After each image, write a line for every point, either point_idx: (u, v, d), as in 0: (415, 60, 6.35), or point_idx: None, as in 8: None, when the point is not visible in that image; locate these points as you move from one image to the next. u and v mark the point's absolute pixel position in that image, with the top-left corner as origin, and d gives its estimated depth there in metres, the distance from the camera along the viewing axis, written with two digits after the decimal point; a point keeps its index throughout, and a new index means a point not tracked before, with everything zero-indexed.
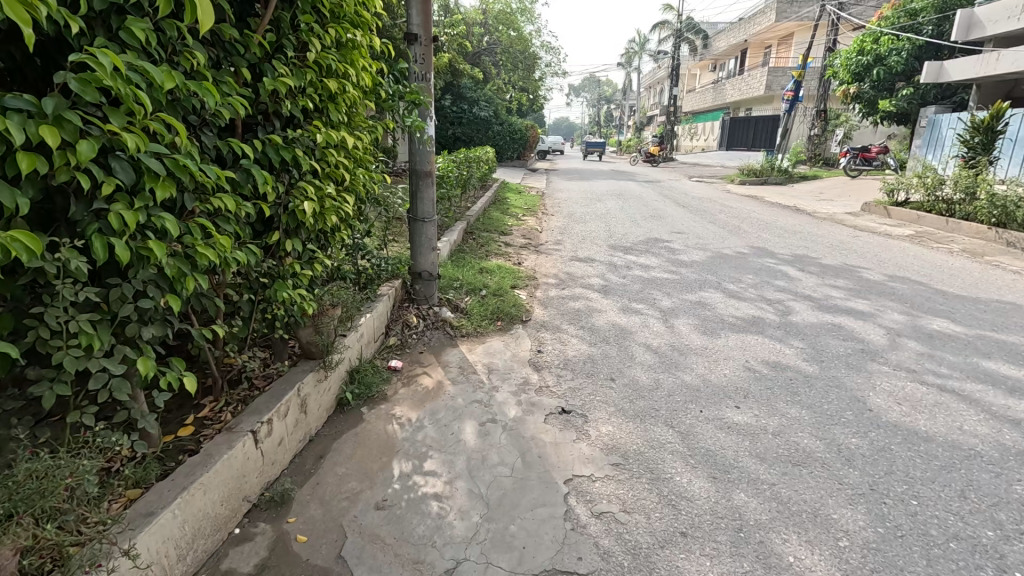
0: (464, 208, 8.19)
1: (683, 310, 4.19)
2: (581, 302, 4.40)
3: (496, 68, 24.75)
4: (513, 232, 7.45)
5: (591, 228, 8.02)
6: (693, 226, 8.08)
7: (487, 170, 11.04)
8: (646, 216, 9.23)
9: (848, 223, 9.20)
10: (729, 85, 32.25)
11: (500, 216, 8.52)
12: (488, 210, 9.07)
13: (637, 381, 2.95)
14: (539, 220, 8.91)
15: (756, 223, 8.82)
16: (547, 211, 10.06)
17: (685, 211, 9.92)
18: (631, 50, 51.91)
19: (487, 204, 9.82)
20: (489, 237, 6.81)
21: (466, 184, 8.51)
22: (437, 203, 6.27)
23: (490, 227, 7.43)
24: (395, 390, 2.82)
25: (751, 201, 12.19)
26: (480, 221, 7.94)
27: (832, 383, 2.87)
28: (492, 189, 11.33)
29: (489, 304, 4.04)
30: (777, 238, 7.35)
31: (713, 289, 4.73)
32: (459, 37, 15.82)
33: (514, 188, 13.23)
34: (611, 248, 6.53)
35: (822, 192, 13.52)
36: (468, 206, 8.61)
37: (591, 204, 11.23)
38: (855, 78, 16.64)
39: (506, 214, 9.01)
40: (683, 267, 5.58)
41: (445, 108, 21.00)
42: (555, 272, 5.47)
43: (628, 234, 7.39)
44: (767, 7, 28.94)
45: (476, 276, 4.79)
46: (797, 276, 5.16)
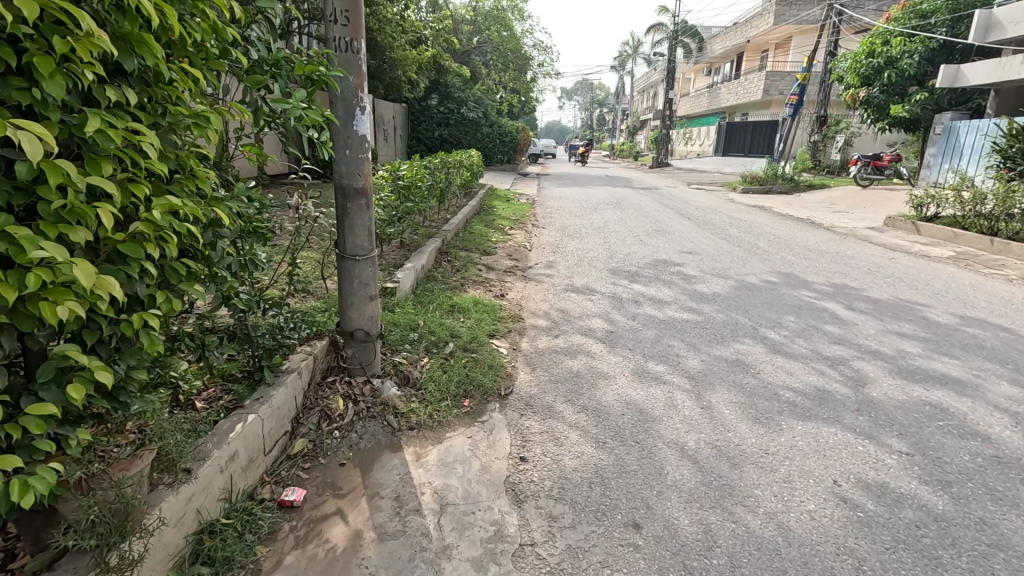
0: (441, 222, 7.06)
1: (718, 374, 3.11)
2: (580, 361, 3.30)
3: (485, 68, 23.76)
4: (497, 251, 6.33)
5: (588, 246, 6.94)
6: (706, 245, 7.03)
7: (471, 177, 9.92)
8: (648, 230, 8.19)
9: (876, 240, 8.21)
10: (726, 89, 31.43)
11: (483, 231, 7.39)
12: (471, 223, 7.97)
13: (675, 533, 1.85)
14: (528, 235, 7.80)
15: (775, 240, 7.78)
16: (537, 223, 9.00)
17: (691, 225, 8.90)
18: (624, 53, 51.24)
19: (471, 215, 8.69)
20: (467, 259, 5.67)
21: (444, 195, 7.36)
22: (404, 218, 5.16)
23: (471, 244, 6.33)
24: (277, 561, 1.70)
25: (761, 213, 11.20)
26: (460, 236, 6.85)
27: (988, 543, 1.79)
28: (478, 197, 10.26)
29: (455, 370, 2.93)
30: (803, 260, 6.34)
31: (751, 338, 3.66)
32: (445, 33, 14.77)
33: (502, 195, 12.18)
34: (614, 274, 5.44)
35: (834, 202, 12.59)
36: (447, 219, 7.47)
37: (586, 214, 10.16)
38: (864, 81, 15.73)
39: (490, 227, 7.92)
40: (705, 303, 4.49)
41: (431, 108, 19.97)
42: (545, 308, 4.38)
43: (632, 255, 6.31)
44: (766, 9, 28.11)
45: (443, 320, 3.70)
46: (850, 318, 4.11)
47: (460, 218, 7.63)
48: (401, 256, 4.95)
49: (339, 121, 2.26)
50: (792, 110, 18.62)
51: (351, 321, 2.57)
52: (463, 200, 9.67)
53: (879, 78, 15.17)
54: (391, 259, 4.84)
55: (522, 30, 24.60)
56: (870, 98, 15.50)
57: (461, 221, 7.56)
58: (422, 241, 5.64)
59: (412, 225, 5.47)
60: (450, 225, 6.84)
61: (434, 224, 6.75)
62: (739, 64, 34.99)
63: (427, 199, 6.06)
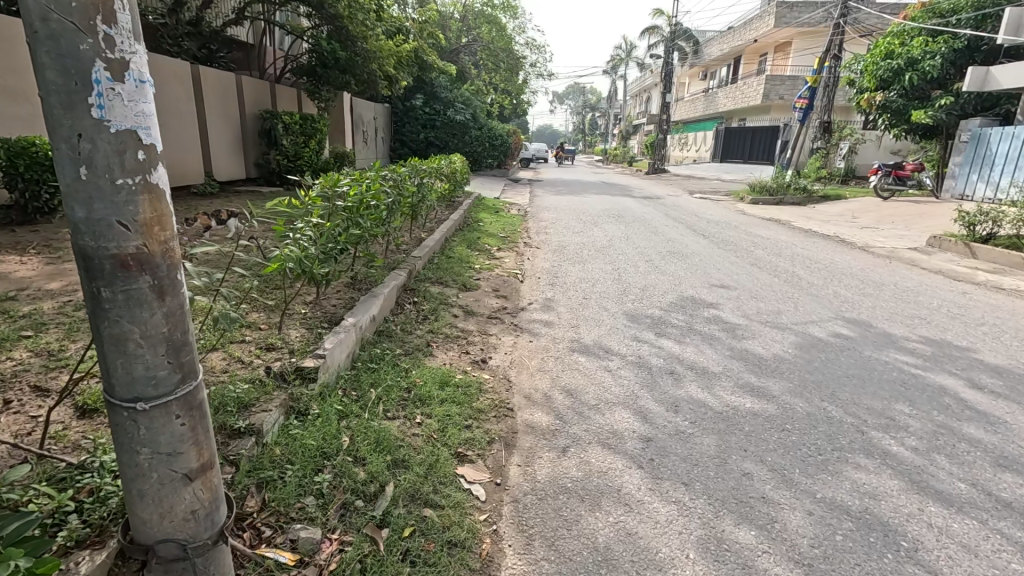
0: (411, 244, 5.72)
1: (849, 554, 1.80)
2: (608, 518, 1.96)
3: (476, 69, 22.54)
4: (480, 285, 5.00)
5: (593, 275, 5.63)
6: (737, 274, 5.74)
7: (453, 186, 8.63)
8: (662, 252, 6.93)
9: (928, 265, 6.99)
10: (723, 93, 30.47)
11: (464, 255, 6.05)
12: (451, 243, 6.66)
13: None
14: (519, 259, 6.48)
15: (813, 266, 6.53)
16: (529, 242, 7.73)
17: (710, 244, 7.66)
18: (617, 57, 50.39)
19: (452, 233, 7.36)
20: (440, 301, 4.31)
21: (415, 211, 5.98)
22: (353, 250, 3.82)
23: (447, 276, 5.00)
24: None
25: (780, 228, 9.98)
26: (435, 261, 5.52)
27: None
28: (462, 209, 8.96)
29: (386, 574, 1.59)
30: (863, 297, 5.08)
31: (865, 456, 2.37)
32: (429, 26, 13.47)
33: (491, 206, 10.89)
34: (633, 322, 4.13)
35: (856, 216, 11.44)
36: (420, 239, 6.12)
37: (586, 229, 8.87)
38: (880, 84, 14.62)
39: (474, 249, 6.62)
40: (768, 376, 3.20)
41: (416, 108, 18.67)
42: (546, 384, 3.06)
43: (652, 291, 5.01)
44: (766, 11, 27.19)
45: (386, 428, 2.36)
46: (986, 407, 2.84)
47: (437, 237, 6.29)
48: (345, 305, 3.58)
49: (45, 98, 0.91)
50: (800, 115, 17.55)
51: (146, 527, 1.21)
52: (443, 213, 8.34)
53: (897, 81, 14.03)
54: (331, 311, 3.47)
55: (514, 29, 23.42)
56: (887, 103, 14.39)
57: (438, 242, 6.22)
58: (381, 277, 4.25)
59: (362, 254, 4.06)
60: (423, 249, 5.48)
61: (400, 249, 5.37)
62: (736, 67, 34.03)
63: (387, 218, 4.65)
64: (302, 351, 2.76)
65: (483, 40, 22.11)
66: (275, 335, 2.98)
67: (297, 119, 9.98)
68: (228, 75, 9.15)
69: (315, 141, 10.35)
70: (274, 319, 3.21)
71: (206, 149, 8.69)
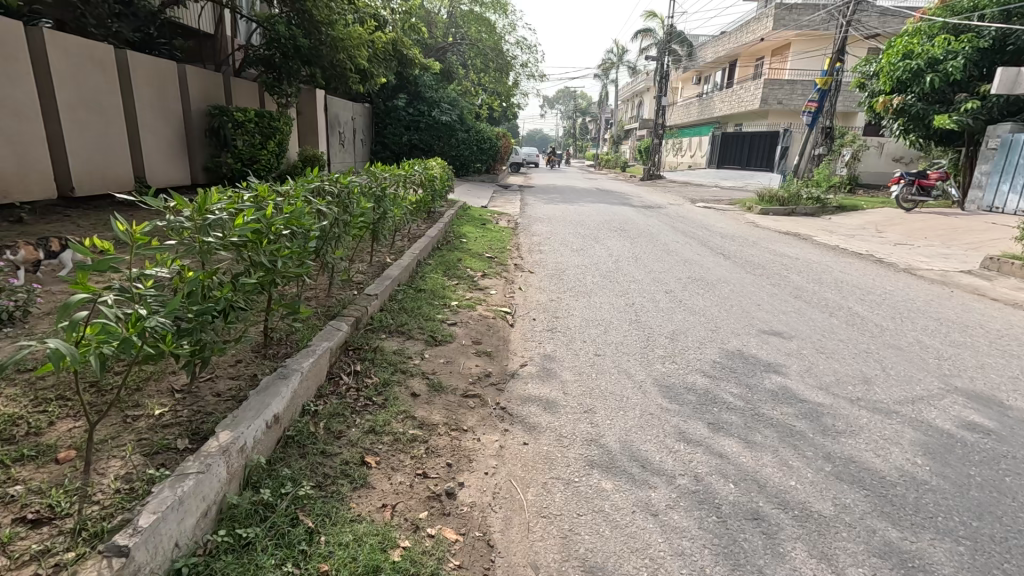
0: (367, 276, 4.42)
1: None
2: None
3: (464, 69, 21.35)
4: (455, 335, 3.72)
5: (604, 316, 4.37)
6: (784, 315, 4.53)
7: (431, 197, 7.36)
8: (681, 279, 5.71)
9: (998, 295, 5.83)
10: (720, 98, 29.55)
11: (438, 287, 4.76)
12: (424, 268, 5.37)
13: None
14: (509, 289, 5.21)
15: (868, 298, 5.33)
16: (519, 264, 6.48)
17: (734, 268, 6.46)
18: (608, 62, 49.61)
19: (427, 254, 6.07)
20: (395, 367, 3.03)
21: (375, 232, 4.68)
22: (255, 306, 2.52)
23: (411, 323, 3.72)
24: None
25: (804, 244, 8.83)
26: (398, 297, 4.23)
27: None
28: (441, 223, 7.69)
29: None
30: (963, 350, 3.86)
31: None
32: (410, 16, 12.20)
33: (478, 217, 9.63)
34: (671, 403, 2.88)
35: (881, 230, 10.35)
36: (383, 267, 4.83)
37: (586, 247, 7.63)
38: (897, 86, 13.62)
39: (452, 276, 5.33)
40: (915, 527, 1.95)
41: (399, 109, 17.40)
42: (554, 557, 1.79)
43: (686, 343, 3.77)
44: (764, 14, 26.33)
45: None
46: None
47: (405, 263, 4.99)
48: (232, 397, 2.28)
49: None
50: (808, 119, 16.48)
51: None
52: (418, 229, 7.08)
53: (917, 83, 13.02)
54: (207, 411, 2.17)
55: (504, 27, 22.29)
56: (905, 106, 13.38)
57: (406, 269, 4.92)
58: (308, 335, 2.96)
59: (274, 304, 2.76)
60: (381, 282, 4.18)
61: (349, 286, 4.07)
62: (732, 71, 33.16)
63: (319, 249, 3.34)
64: (91, 533, 1.46)
65: (470, 38, 20.92)
66: (71, 480, 1.67)
67: (251, 117, 8.63)
68: (166, 62, 7.78)
69: (274, 142, 9.01)
70: (92, 435, 1.90)
71: (135, 149, 7.32)
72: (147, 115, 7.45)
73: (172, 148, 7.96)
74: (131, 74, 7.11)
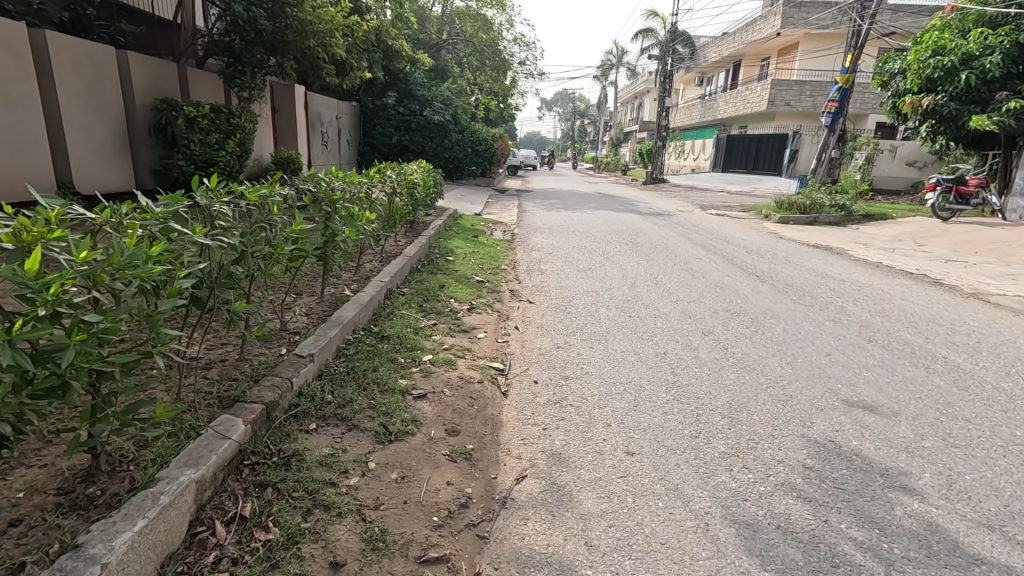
0: (309, 324, 3.25)
1: None
2: None
3: (459, 67, 20.26)
4: (421, 418, 2.57)
5: (630, 377, 3.22)
6: (869, 372, 3.38)
7: (412, 207, 6.24)
8: (718, 313, 4.58)
9: None
10: (725, 99, 28.49)
11: (407, 333, 3.58)
12: (393, 301, 4.21)
13: None
14: (502, 330, 4.04)
15: (960, 339, 4.20)
16: (516, 289, 5.35)
17: (776, 294, 5.33)
18: (608, 63, 48.69)
19: (401, 279, 4.90)
20: (311, 501, 1.88)
21: (325, 261, 3.52)
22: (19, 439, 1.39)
23: (358, 402, 2.59)
24: None
25: (842, 261, 7.71)
26: (348, 352, 3.09)
27: None
28: (425, 236, 6.57)
29: None
30: None
31: None
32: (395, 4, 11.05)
33: (470, 227, 8.50)
34: (767, 573, 1.74)
35: (922, 242, 9.25)
36: (336, 305, 3.66)
37: (595, 265, 6.50)
38: (926, 85, 12.51)
39: (431, 310, 4.20)
40: None
41: (388, 108, 16.32)
42: None
43: (754, 431, 2.63)
44: (772, 11, 25.30)
45: None
46: None
47: (367, 297, 3.82)
48: None
49: None
50: (827, 121, 15.02)
51: None
52: (396, 244, 5.96)
53: (950, 81, 11.88)
54: None
55: (500, 23, 21.11)
56: (936, 107, 12.28)
57: (367, 307, 3.76)
58: (166, 455, 1.81)
59: (88, 418, 1.62)
60: (323, 336, 3.00)
61: (274, 343, 2.90)
62: (736, 72, 32.09)
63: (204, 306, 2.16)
64: None
65: (465, 34, 19.76)
66: None
67: (206, 112, 7.42)
68: (102, 48, 6.63)
69: (235, 141, 7.80)
70: None
71: (59, 150, 6.16)
72: (76, 110, 6.28)
73: (111, 149, 6.82)
74: (53, 61, 5.98)
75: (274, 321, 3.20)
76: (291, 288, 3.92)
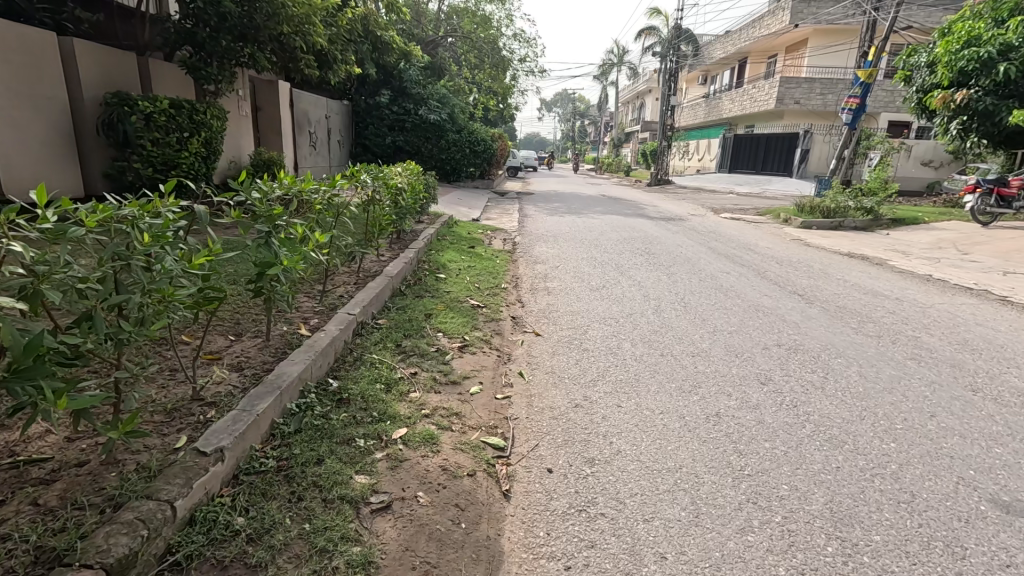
0: (235, 389, 2.34)
1: None
2: None
3: (456, 64, 19.40)
4: (379, 557, 1.68)
5: (680, 460, 2.34)
6: (1002, 447, 2.49)
7: (398, 216, 5.36)
8: (769, 350, 3.70)
9: None
10: (731, 98, 27.60)
11: (375, 393, 2.69)
12: (363, 343, 3.31)
13: None
14: (503, 378, 3.14)
15: None
16: (519, 315, 4.49)
17: (831, 320, 4.45)
18: (609, 62, 47.86)
19: (379, 308, 3.99)
20: None
21: (263, 298, 2.60)
22: None
23: (285, 528, 1.70)
24: None
25: (887, 273, 6.83)
26: (287, 433, 2.21)
27: None
28: (413, 249, 5.72)
29: None
30: None
31: None
32: None
33: (467, 237, 7.64)
34: None
35: (967, 250, 8.37)
36: (281, 355, 2.75)
37: (609, 282, 5.63)
38: (957, 79, 11.61)
39: (413, 351, 3.33)
40: None
41: (382, 106, 15.48)
42: None
43: (883, 568, 1.75)
44: (780, 6, 24.42)
45: None
46: None
47: (324, 342, 2.91)
48: None
49: None
50: (847, 119, 14.06)
51: None
52: (378, 261, 5.10)
53: (986, 74, 10.98)
54: None
55: (500, 19, 20.24)
56: (970, 102, 11.45)
57: (325, 356, 2.86)
58: None
59: None
60: (248, 415, 2.09)
61: (171, 429, 2.00)
62: (742, 70, 31.21)
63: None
64: None
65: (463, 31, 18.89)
66: None
67: (165, 107, 6.50)
68: (40, 33, 5.75)
69: (200, 140, 6.88)
70: None
71: None
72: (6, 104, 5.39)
73: (55, 150, 5.95)
74: None
75: (186, 386, 2.30)
76: (227, 328, 3.02)
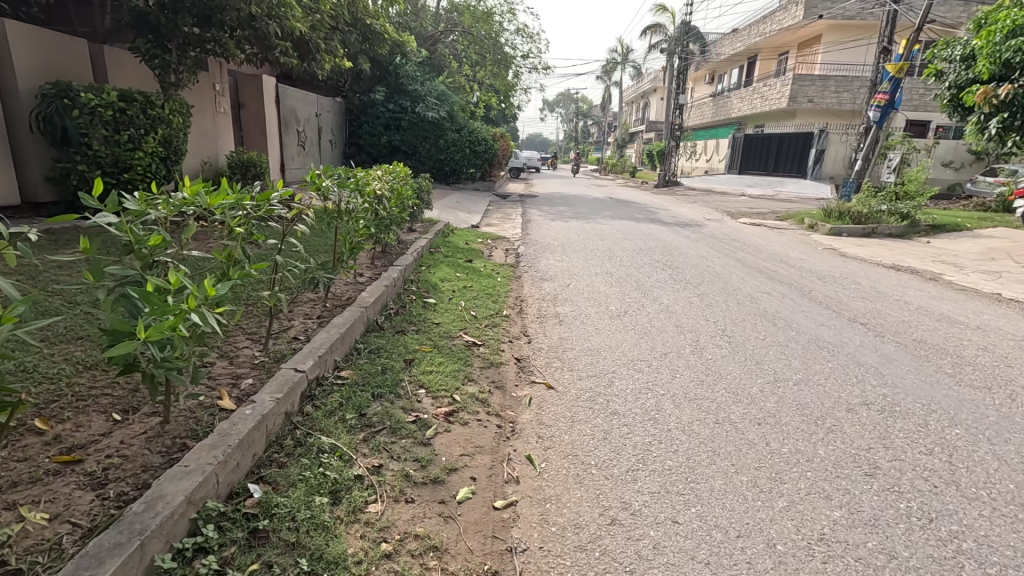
0: (71, 536, 1.46)
1: None
2: None
3: (456, 61, 18.50)
4: None
5: None
6: None
7: (378, 228, 4.46)
8: (856, 414, 2.80)
9: None
10: (741, 96, 26.69)
11: (313, 515, 1.79)
12: (313, 416, 2.41)
13: None
14: (504, 470, 2.25)
15: None
16: (524, 355, 3.59)
17: (916, 363, 3.53)
18: (612, 61, 47.01)
19: (344, 354, 3.09)
20: None
21: (144, 376, 1.71)
22: None
23: None
24: None
25: (949, 291, 5.92)
26: None
27: None
28: (399, 267, 4.84)
29: None
30: None
31: None
32: None
33: (465, 248, 6.77)
34: None
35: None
36: (174, 455, 1.86)
37: (631, 307, 4.73)
38: (1000, 72, 10.67)
39: (382, 424, 2.44)
40: None
41: (377, 105, 14.61)
42: None
43: None
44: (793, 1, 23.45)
45: None
46: None
47: (247, 428, 2.02)
48: None
49: None
50: (875, 116, 13.13)
51: None
52: (354, 284, 4.21)
53: None
54: None
55: (501, 13, 19.33)
56: (1015, 97, 10.38)
57: (244, 452, 1.96)
58: None
59: None
60: None
61: None
62: (752, 68, 30.27)
63: None
64: None
65: (462, 26, 18.00)
66: None
67: (114, 99, 5.62)
68: None
69: (157, 138, 5.98)
70: None
71: None
72: None
73: None
74: None
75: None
76: (118, 403, 2.14)
